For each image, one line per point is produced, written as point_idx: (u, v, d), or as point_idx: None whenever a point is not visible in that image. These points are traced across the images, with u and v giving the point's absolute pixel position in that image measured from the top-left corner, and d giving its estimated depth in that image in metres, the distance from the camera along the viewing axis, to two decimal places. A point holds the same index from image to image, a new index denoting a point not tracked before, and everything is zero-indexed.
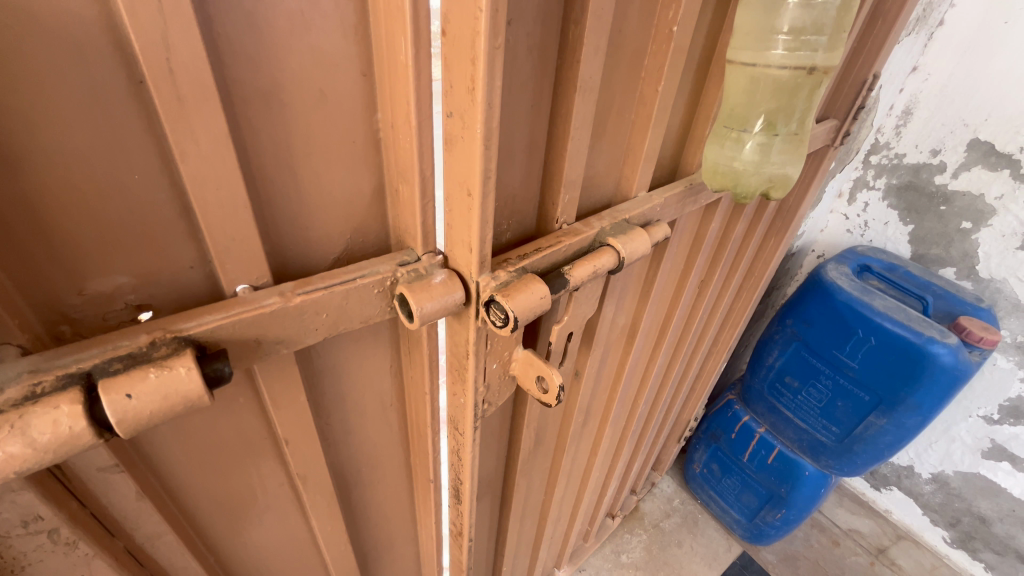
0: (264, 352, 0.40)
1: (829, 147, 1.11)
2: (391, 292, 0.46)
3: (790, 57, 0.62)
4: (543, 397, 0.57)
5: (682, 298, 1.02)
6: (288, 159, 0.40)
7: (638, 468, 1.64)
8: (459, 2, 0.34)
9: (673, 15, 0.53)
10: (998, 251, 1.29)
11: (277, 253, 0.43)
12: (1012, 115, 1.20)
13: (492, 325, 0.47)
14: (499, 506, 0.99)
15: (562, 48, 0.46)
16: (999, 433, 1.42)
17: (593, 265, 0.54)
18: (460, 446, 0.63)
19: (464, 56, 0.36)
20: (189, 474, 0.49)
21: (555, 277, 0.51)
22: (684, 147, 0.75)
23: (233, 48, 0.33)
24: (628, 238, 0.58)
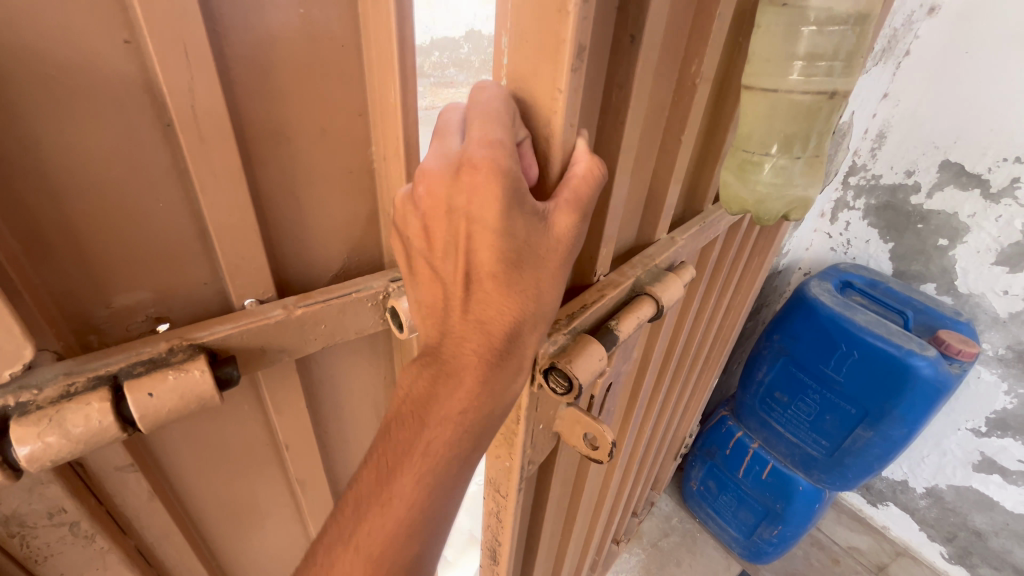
0: (268, 359, 0.45)
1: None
2: (383, 305, 0.51)
3: (804, 81, 0.66)
4: (592, 452, 0.63)
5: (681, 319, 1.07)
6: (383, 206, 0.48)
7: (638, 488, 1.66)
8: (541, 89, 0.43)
9: (695, 70, 0.60)
10: (975, 266, 1.34)
11: (281, 272, 0.48)
12: (979, 139, 1.26)
13: (552, 390, 0.52)
14: (525, 549, 1.02)
15: (604, 107, 0.53)
16: (988, 445, 1.44)
17: (636, 316, 0.62)
18: (501, 512, 0.68)
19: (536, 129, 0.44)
20: (195, 477, 0.52)
21: (606, 333, 0.58)
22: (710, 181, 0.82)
23: (248, 94, 0.39)
24: (663, 286, 0.67)
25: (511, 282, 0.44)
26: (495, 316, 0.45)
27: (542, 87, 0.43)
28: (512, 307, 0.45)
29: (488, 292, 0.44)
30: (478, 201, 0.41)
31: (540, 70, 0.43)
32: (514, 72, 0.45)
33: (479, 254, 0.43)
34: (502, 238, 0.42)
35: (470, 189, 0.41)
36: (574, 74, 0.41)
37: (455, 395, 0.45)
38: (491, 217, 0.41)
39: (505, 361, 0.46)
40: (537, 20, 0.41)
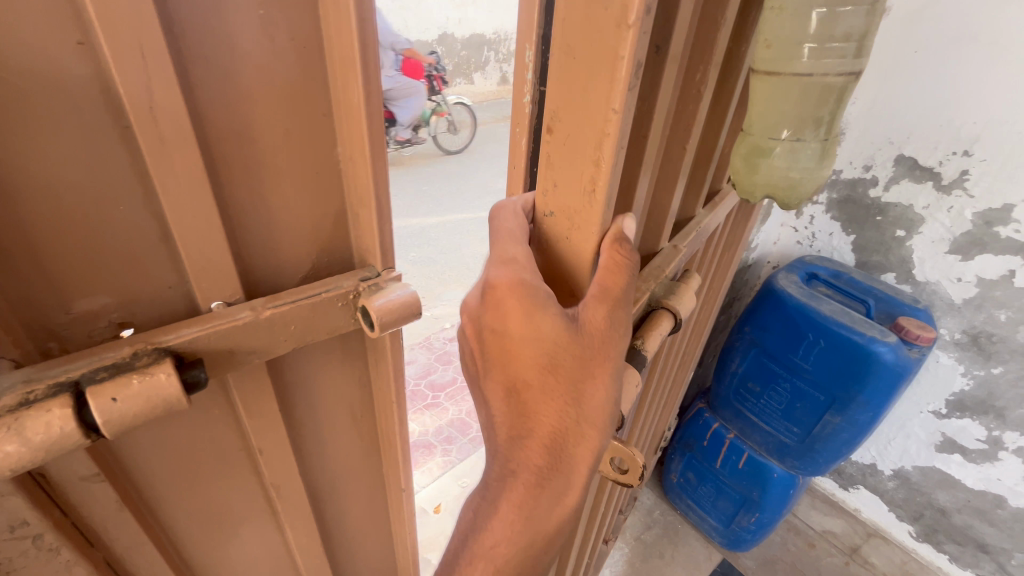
0: (236, 362, 0.45)
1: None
2: (354, 305, 0.51)
3: (814, 65, 0.67)
4: (621, 475, 0.70)
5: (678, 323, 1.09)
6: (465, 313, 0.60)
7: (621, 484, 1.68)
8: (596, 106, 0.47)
9: (699, 78, 0.64)
10: (930, 255, 1.40)
11: (248, 275, 0.48)
12: (930, 134, 1.33)
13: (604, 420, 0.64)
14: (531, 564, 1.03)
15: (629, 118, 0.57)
16: (948, 426, 1.50)
17: (659, 334, 0.70)
18: None
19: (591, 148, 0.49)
20: (165, 485, 0.51)
21: (636, 356, 0.66)
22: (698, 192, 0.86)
23: (208, 95, 0.39)
24: (679, 299, 0.73)
25: (556, 375, 0.52)
26: (550, 407, 0.52)
27: (595, 114, 0.48)
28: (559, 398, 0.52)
29: (539, 385, 0.53)
30: (514, 312, 0.52)
31: (593, 99, 0.48)
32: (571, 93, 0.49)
33: (525, 352, 0.53)
34: (532, 338, 0.52)
35: (506, 301, 0.53)
36: (628, 93, 0.46)
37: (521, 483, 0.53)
38: (517, 325, 0.52)
39: (562, 458, 0.53)
40: (594, 55, 0.46)
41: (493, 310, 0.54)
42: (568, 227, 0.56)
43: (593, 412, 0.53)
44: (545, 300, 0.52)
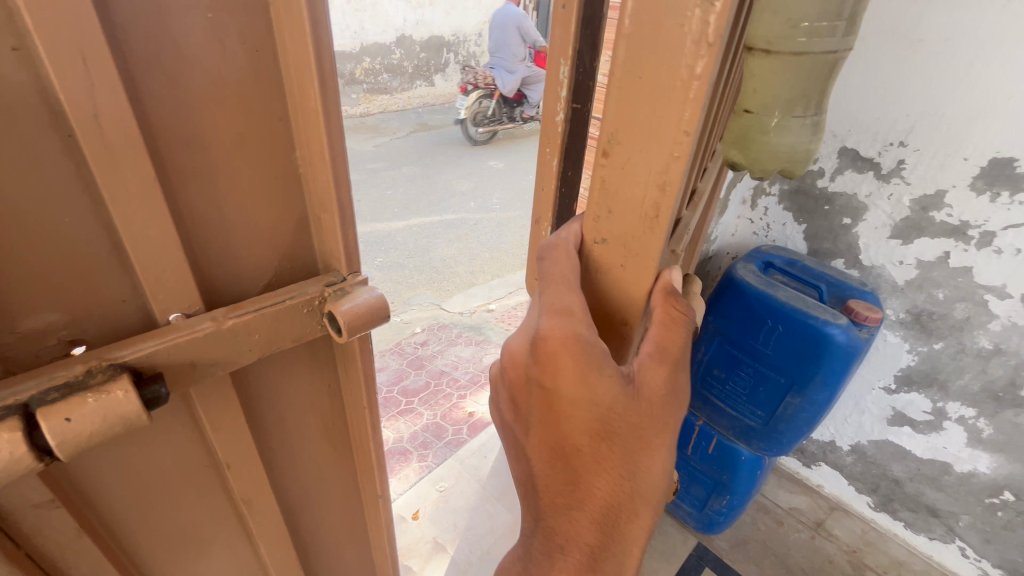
0: (199, 375, 0.43)
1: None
2: (320, 311, 0.50)
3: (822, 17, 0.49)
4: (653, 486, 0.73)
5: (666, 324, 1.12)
6: (507, 362, 0.56)
7: None
8: (661, 133, 0.45)
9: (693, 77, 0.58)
10: (874, 241, 1.48)
11: (208, 284, 0.47)
12: (869, 126, 1.41)
13: None
14: None
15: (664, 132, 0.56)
16: (898, 400, 1.58)
17: None
18: None
19: (654, 173, 0.47)
20: (128, 507, 0.50)
21: None
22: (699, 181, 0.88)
23: (157, 101, 0.38)
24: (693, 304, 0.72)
25: (607, 445, 0.50)
26: (602, 477, 0.51)
27: (661, 138, 0.46)
28: (610, 470, 0.50)
29: (590, 455, 0.51)
30: (564, 378, 0.49)
31: (660, 123, 0.45)
32: (635, 117, 0.46)
33: (577, 421, 0.50)
34: (586, 402, 0.49)
35: (558, 364, 0.49)
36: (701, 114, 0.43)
37: (570, 555, 0.52)
38: (572, 388, 0.49)
39: (612, 529, 0.52)
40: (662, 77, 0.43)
41: (545, 369, 0.50)
42: (623, 260, 0.54)
43: (647, 486, 0.51)
44: (603, 363, 0.49)
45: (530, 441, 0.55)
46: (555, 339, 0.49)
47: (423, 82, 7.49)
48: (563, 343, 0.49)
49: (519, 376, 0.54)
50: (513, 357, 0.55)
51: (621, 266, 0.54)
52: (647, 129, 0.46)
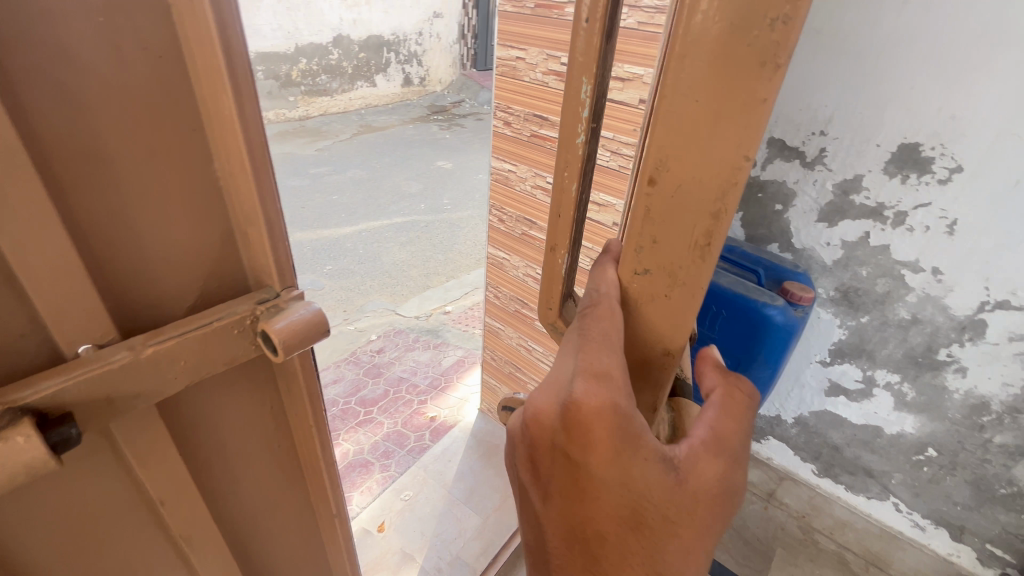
0: (118, 410, 0.40)
1: (631, 152, 1.34)
2: (253, 330, 0.48)
3: None
4: None
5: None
6: (528, 428, 0.50)
7: None
8: (716, 156, 0.43)
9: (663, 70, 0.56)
10: (803, 224, 1.56)
11: (123, 310, 0.43)
12: (792, 117, 1.49)
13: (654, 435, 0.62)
14: None
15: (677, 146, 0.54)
16: (834, 372, 1.68)
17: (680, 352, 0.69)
18: None
19: (704, 199, 0.45)
20: (45, 558, 0.45)
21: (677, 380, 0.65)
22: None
23: (44, 113, 0.34)
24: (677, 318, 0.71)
25: (637, 534, 0.47)
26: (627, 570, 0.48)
27: (719, 157, 0.43)
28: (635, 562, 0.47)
29: (617, 543, 0.47)
30: (599, 460, 0.45)
31: (720, 143, 0.42)
32: (686, 142, 0.43)
33: (608, 505, 0.46)
34: (619, 488, 0.46)
35: (593, 443, 0.45)
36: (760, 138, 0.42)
37: None
38: (611, 470, 0.45)
39: None
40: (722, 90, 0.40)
41: (583, 449, 0.46)
42: (669, 289, 0.50)
43: None
44: (647, 447, 0.45)
45: (550, 515, 0.50)
46: (602, 421, 0.45)
47: (363, 83, 7.29)
48: (600, 423, 0.45)
49: (544, 447, 0.49)
50: (540, 426, 0.48)
51: (665, 297, 0.51)
52: (700, 153, 0.43)
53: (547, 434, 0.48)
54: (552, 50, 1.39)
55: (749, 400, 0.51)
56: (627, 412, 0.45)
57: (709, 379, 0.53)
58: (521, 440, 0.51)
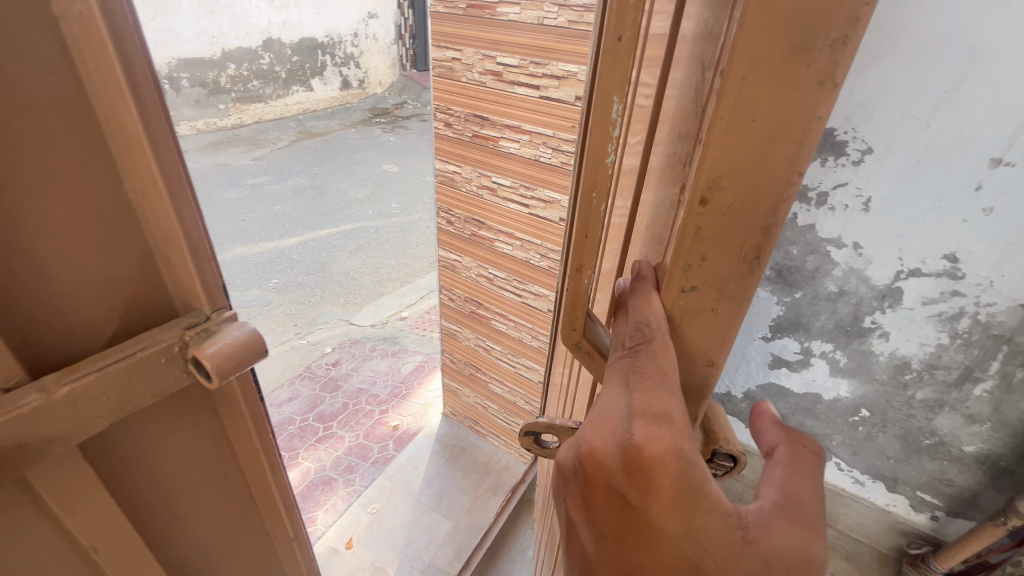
0: (33, 456, 0.37)
1: (571, 148, 1.37)
2: (183, 357, 0.45)
3: None
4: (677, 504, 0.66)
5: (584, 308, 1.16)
6: (576, 466, 0.43)
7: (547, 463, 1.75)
8: (766, 167, 0.36)
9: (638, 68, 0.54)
10: None
11: (32, 348, 0.40)
12: None
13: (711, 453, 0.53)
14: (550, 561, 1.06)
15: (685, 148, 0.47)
16: (776, 346, 1.73)
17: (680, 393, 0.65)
18: None
19: (754, 217, 0.38)
20: None
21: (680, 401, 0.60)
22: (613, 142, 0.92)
23: None
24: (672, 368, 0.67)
25: None
26: None
27: (775, 159, 0.36)
28: None
29: None
30: (663, 501, 0.40)
31: (773, 145, 0.35)
32: (740, 152, 0.36)
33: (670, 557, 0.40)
34: (683, 536, 0.40)
35: (656, 480, 0.40)
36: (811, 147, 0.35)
37: None
38: (674, 518, 0.40)
39: None
40: (785, 82, 0.33)
41: (644, 495, 0.40)
42: (713, 307, 0.43)
43: None
44: (711, 497, 0.40)
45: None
46: (667, 464, 0.39)
47: (299, 88, 7.03)
48: (665, 456, 0.39)
49: (596, 488, 0.42)
50: (592, 466, 0.42)
51: (706, 314, 0.43)
52: (751, 165, 0.36)
53: (600, 475, 0.41)
54: (487, 50, 1.39)
55: (814, 461, 0.49)
56: (691, 459, 0.40)
57: (769, 437, 0.51)
58: (567, 479, 0.44)
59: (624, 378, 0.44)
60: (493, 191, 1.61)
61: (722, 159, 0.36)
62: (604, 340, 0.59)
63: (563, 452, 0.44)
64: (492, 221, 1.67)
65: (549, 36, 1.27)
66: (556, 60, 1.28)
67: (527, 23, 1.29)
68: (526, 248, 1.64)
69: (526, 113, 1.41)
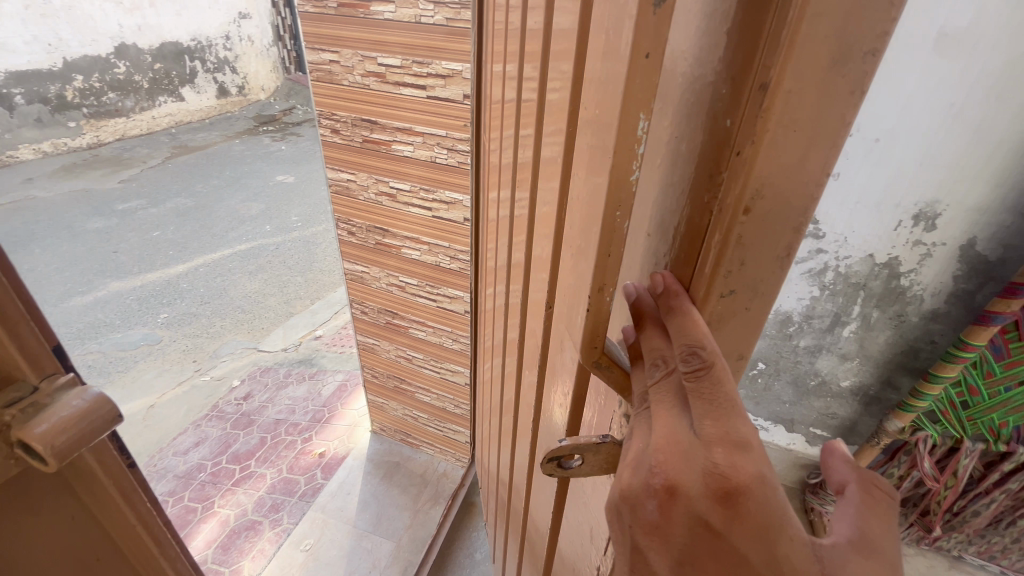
0: None
1: (466, 147, 1.36)
2: (7, 441, 0.38)
3: None
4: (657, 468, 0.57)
5: (499, 307, 1.16)
6: (645, 494, 0.32)
7: (488, 465, 1.73)
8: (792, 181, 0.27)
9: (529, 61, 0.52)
10: None
11: None
12: None
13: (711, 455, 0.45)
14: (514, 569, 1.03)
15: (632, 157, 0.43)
16: None
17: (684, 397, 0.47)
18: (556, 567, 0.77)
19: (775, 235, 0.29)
20: None
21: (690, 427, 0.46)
22: (504, 140, 0.92)
23: None
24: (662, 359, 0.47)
25: None
26: None
27: (800, 178, 0.27)
28: None
29: None
30: (747, 524, 0.30)
31: (805, 155, 0.26)
32: (775, 163, 0.26)
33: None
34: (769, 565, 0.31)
35: (746, 502, 0.30)
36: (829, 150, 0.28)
37: None
38: (761, 550, 0.31)
39: None
40: (808, 95, 0.24)
41: (730, 524, 0.30)
42: (745, 309, 0.32)
43: None
44: (794, 521, 0.32)
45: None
46: (757, 488, 0.30)
47: (166, 98, 6.31)
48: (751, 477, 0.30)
49: (670, 518, 0.32)
50: (668, 493, 0.31)
51: (744, 322, 0.33)
52: (782, 176, 0.27)
53: (678, 503, 0.31)
54: (366, 51, 1.33)
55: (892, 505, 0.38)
56: (775, 482, 0.31)
57: (836, 475, 0.39)
58: (631, 511, 0.34)
59: (683, 395, 0.34)
60: (392, 197, 1.55)
61: (737, 179, 0.27)
62: (621, 357, 0.42)
63: (626, 479, 0.33)
64: (397, 227, 1.61)
65: (430, 34, 1.24)
66: (439, 59, 1.26)
67: (404, 21, 1.24)
68: (434, 251, 1.60)
69: (417, 115, 1.37)
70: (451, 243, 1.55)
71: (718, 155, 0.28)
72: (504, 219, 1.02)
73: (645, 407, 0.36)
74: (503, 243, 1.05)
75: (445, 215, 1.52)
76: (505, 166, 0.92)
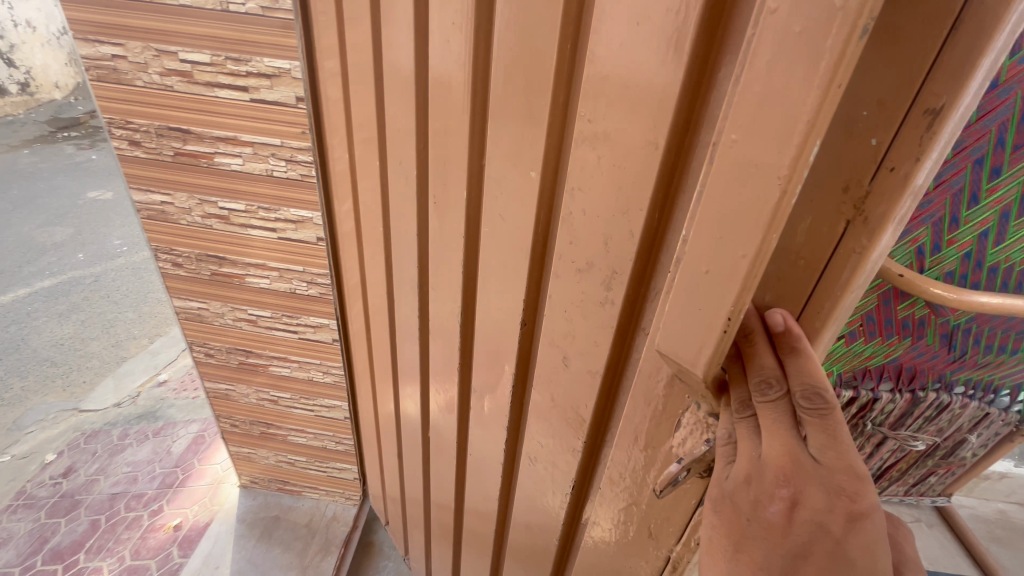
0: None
1: (308, 157, 1.18)
2: None
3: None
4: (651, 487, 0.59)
5: (396, 330, 1.06)
6: (777, 498, 0.44)
7: (397, 495, 1.60)
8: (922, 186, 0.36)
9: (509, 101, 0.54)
10: None
11: None
12: None
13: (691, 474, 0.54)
14: None
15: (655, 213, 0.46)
16: None
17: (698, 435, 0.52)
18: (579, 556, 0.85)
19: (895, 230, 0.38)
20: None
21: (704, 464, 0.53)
22: (386, 149, 0.82)
23: None
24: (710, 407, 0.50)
25: None
26: None
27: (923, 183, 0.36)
28: None
29: None
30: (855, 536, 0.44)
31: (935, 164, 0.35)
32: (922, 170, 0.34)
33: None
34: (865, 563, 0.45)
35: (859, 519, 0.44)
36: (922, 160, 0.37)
37: None
38: (860, 554, 0.45)
39: None
40: (945, 132, 0.33)
41: (847, 534, 0.44)
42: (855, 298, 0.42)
43: None
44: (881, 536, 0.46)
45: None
46: (871, 512, 0.44)
47: None
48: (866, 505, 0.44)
49: (791, 521, 0.45)
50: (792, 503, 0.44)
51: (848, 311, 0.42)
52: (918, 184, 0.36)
53: (801, 510, 0.44)
54: (160, 44, 1.07)
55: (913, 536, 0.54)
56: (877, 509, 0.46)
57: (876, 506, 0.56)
58: (750, 510, 0.46)
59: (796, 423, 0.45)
60: (225, 219, 1.30)
61: (882, 195, 0.36)
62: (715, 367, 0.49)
63: (749, 488, 0.45)
64: (234, 254, 1.36)
65: (244, 24, 1.03)
66: (260, 55, 1.06)
67: (208, 9, 1.02)
68: (287, 277, 1.39)
69: (240, 121, 1.15)
70: (302, 266, 1.35)
71: (856, 175, 0.36)
72: (392, 235, 0.92)
73: (749, 414, 0.45)
74: (393, 263, 0.95)
75: (291, 236, 1.31)
76: (393, 176, 0.83)
